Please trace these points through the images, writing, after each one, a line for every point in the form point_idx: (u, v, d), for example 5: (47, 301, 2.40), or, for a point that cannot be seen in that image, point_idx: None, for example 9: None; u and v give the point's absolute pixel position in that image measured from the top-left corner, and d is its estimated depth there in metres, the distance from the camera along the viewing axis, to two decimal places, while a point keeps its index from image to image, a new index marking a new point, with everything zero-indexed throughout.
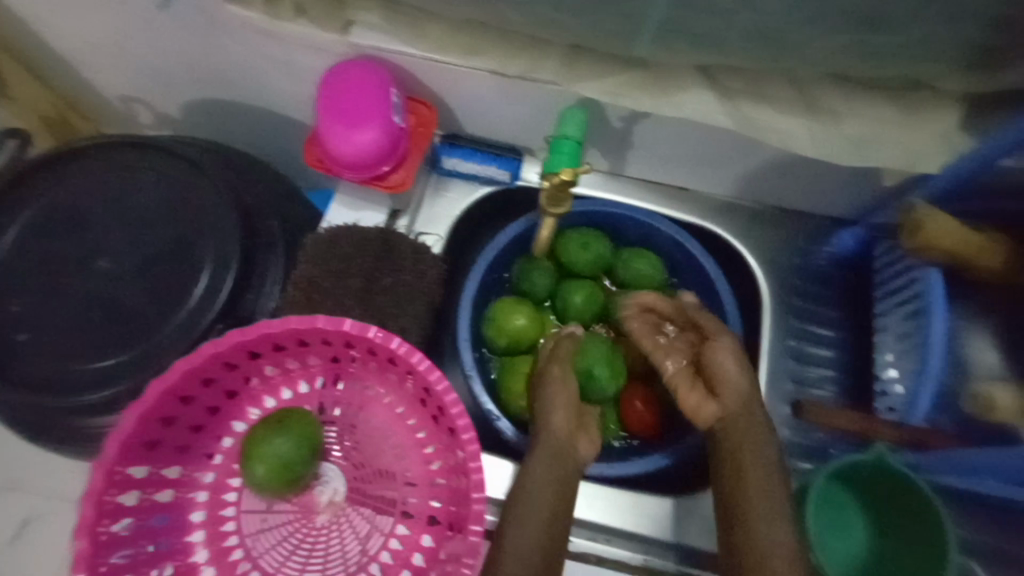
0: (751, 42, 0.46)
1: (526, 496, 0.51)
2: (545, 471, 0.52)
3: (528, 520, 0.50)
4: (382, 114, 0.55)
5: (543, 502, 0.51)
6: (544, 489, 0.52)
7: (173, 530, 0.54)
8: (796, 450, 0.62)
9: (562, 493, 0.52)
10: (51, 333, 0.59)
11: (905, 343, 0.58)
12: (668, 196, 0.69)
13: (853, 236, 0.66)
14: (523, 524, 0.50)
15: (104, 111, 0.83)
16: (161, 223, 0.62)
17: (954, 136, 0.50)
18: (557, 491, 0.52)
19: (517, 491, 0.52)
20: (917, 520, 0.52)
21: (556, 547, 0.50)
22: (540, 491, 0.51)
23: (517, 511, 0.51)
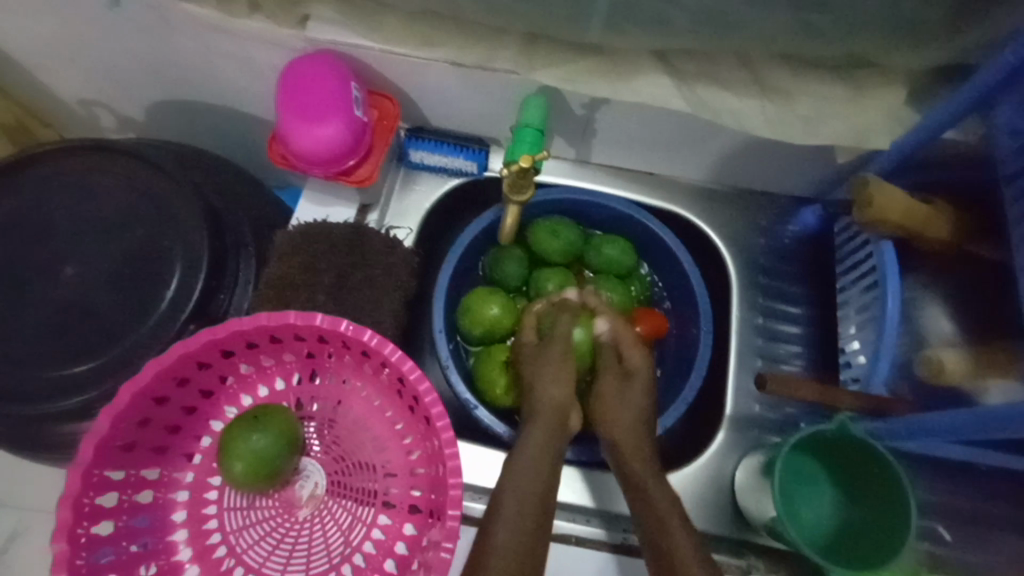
0: (701, 25, 0.47)
1: (517, 485, 0.52)
2: (533, 461, 0.53)
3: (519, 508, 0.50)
4: (342, 109, 0.55)
5: (529, 487, 0.52)
6: (534, 478, 0.52)
7: (155, 530, 0.55)
8: (767, 425, 0.63)
9: (548, 489, 0.52)
10: (20, 342, 0.59)
11: (865, 314, 0.60)
12: (634, 181, 0.70)
13: (812, 213, 0.69)
14: (513, 514, 0.50)
15: (66, 116, 0.82)
16: (127, 226, 0.62)
17: (900, 111, 0.53)
18: (542, 483, 0.52)
19: (510, 476, 0.52)
20: (882, 485, 0.53)
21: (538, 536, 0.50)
22: (529, 479, 0.52)
23: (509, 498, 0.51)
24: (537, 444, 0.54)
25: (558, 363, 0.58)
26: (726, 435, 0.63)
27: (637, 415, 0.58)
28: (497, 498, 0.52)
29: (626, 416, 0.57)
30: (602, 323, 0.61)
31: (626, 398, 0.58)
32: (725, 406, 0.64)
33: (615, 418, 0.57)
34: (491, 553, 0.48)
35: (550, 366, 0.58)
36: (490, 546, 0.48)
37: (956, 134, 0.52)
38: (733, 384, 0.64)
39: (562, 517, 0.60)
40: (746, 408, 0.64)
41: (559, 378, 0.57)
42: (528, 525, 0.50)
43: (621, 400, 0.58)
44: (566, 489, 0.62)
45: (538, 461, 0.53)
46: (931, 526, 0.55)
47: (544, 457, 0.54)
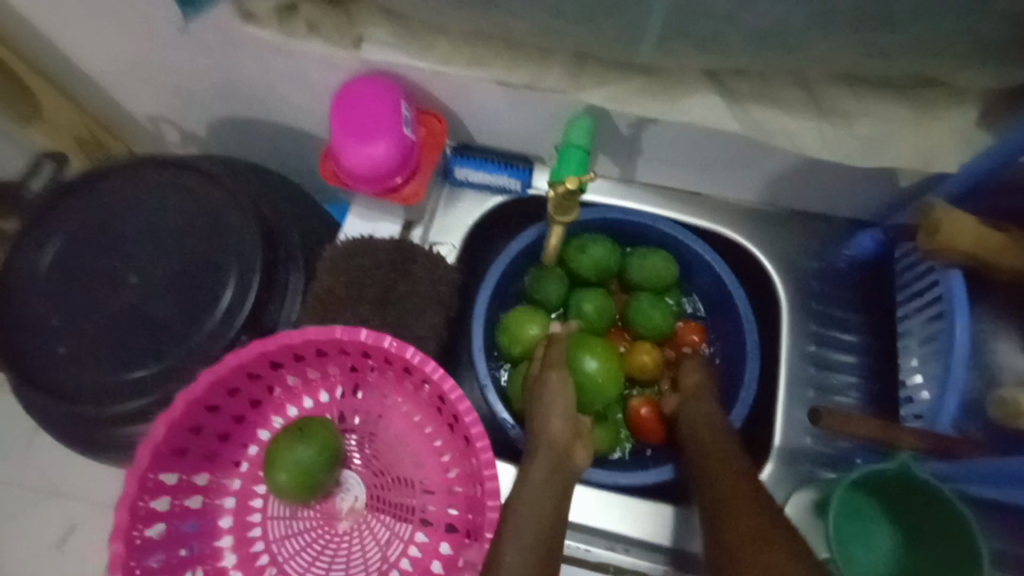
0: (755, 45, 0.45)
1: (519, 528, 0.47)
2: (535, 499, 0.48)
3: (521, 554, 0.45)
4: (392, 128, 0.57)
5: (539, 511, 0.48)
6: (541, 510, 0.48)
7: (203, 535, 0.57)
8: (817, 460, 0.60)
9: (551, 532, 0.47)
10: (87, 346, 0.62)
11: (930, 346, 0.56)
12: (680, 199, 0.69)
13: (871, 237, 0.65)
14: (523, 546, 0.45)
15: (136, 132, 0.87)
16: (186, 239, 0.65)
17: (973, 133, 0.49)
18: (544, 527, 0.47)
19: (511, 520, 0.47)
20: (949, 529, 0.50)
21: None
22: (530, 523, 0.47)
23: (514, 530, 0.47)
24: (538, 484, 0.50)
25: (563, 400, 0.54)
26: (775, 467, 0.60)
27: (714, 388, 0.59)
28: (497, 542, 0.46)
29: (698, 389, 0.59)
30: (590, 362, 0.57)
31: (699, 372, 0.60)
32: (773, 438, 0.61)
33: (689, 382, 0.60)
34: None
35: (558, 403, 0.54)
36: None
37: None
38: (783, 416, 0.62)
39: (599, 544, 0.59)
40: (796, 440, 0.61)
41: (565, 410, 0.54)
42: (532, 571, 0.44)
43: (694, 375, 0.60)
44: (603, 516, 0.60)
45: (538, 501, 0.48)
46: None
47: (547, 494, 0.49)
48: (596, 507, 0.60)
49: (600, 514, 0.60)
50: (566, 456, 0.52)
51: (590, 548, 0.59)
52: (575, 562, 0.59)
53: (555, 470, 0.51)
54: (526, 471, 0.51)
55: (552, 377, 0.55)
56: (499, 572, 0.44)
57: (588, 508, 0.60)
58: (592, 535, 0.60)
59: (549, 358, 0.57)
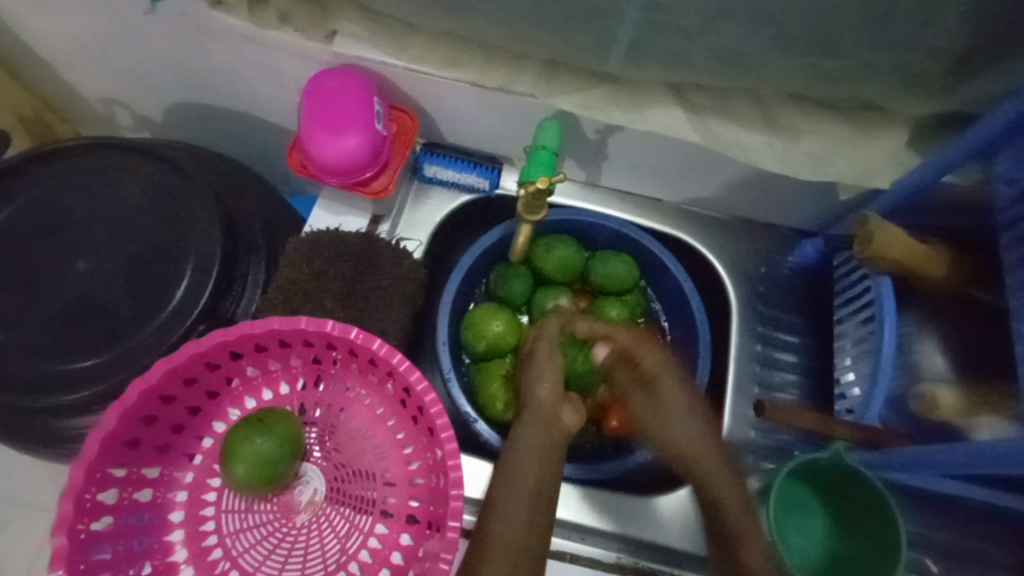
0: (715, 62, 0.49)
1: (509, 493, 0.51)
2: (524, 465, 0.53)
3: (507, 518, 0.50)
4: (364, 121, 0.57)
5: (529, 468, 0.53)
6: (530, 470, 0.52)
7: (152, 529, 0.55)
8: (761, 453, 0.64)
9: (540, 494, 0.52)
10: (28, 334, 0.59)
11: (862, 346, 0.61)
12: (640, 206, 0.72)
13: (813, 246, 0.70)
14: (512, 507, 0.51)
15: (85, 113, 0.83)
16: (141, 225, 0.63)
17: (903, 154, 0.55)
18: (534, 492, 0.52)
19: (500, 485, 0.52)
20: (873, 514, 0.54)
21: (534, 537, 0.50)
22: (518, 488, 0.51)
23: (504, 491, 0.52)
24: (528, 449, 0.53)
25: (552, 367, 0.57)
26: None
27: (710, 431, 0.56)
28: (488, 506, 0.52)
29: (688, 431, 0.56)
30: (578, 356, 0.60)
31: (682, 408, 0.57)
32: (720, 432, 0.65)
33: (667, 432, 0.56)
34: (489, 553, 0.48)
35: (547, 370, 0.57)
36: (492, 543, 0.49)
37: (955, 179, 0.55)
38: (730, 411, 0.65)
39: (557, 534, 0.61)
40: (741, 433, 0.65)
41: (554, 377, 0.57)
42: (519, 534, 0.49)
43: (676, 412, 0.56)
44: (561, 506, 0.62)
45: (527, 467, 0.52)
46: (922, 559, 0.56)
47: (534, 460, 0.53)
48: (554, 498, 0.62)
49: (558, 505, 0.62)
50: (555, 419, 0.55)
51: None
52: None
53: (545, 432, 0.54)
54: (516, 436, 0.54)
55: (541, 348, 0.58)
56: (494, 527, 0.50)
57: None
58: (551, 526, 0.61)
59: (541, 331, 0.60)
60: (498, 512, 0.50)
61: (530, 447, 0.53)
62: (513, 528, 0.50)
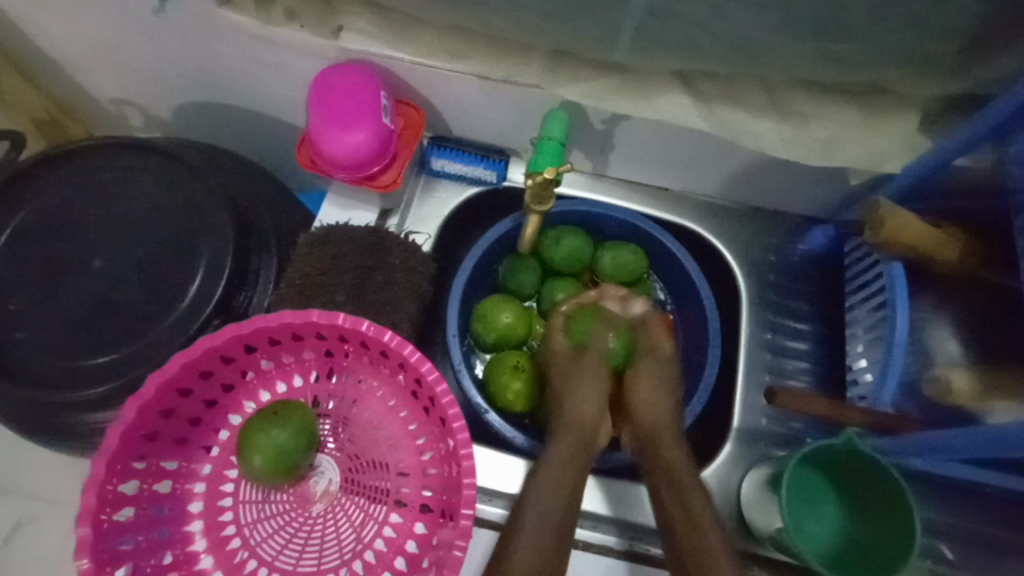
0: (723, 49, 0.48)
1: (540, 502, 0.52)
2: (559, 476, 0.54)
3: (540, 524, 0.51)
4: (372, 116, 0.57)
5: (562, 480, 0.54)
6: (564, 484, 0.54)
7: (172, 520, 0.56)
8: (773, 440, 0.64)
9: (569, 507, 0.53)
10: (48, 331, 0.61)
11: (874, 333, 0.61)
12: (648, 195, 0.72)
13: (824, 233, 0.70)
14: (540, 515, 0.52)
15: (97, 114, 0.85)
16: (155, 223, 0.64)
17: (915, 139, 0.54)
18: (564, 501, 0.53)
19: (532, 490, 0.53)
20: (888, 497, 0.53)
21: (561, 546, 0.51)
22: (550, 496, 0.53)
23: (534, 501, 0.53)
24: (559, 463, 0.55)
25: (595, 388, 0.60)
26: (733, 448, 0.64)
27: (670, 404, 0.60)
28: (518, 511, 0.53)
29: (658, 406, 0.59)
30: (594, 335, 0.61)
31: (658, 384, 0.61)
32: (732, 419, 0.65)
33: (642, 411, 0.60)
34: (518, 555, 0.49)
35: (592, 390, 0.59)
36: (518, 548, 0.50)
37: (967, 161, 0.54)
38: (742, 399, 0.65)
39: None
40: (753, 421, 0.65)
41: (589, 395, 0.59)
42: (549, 541, 0.51)
43: (651, 384, 0.61)
44: None
45: (561, 478, 0.54)
46: (936, 544, 0.56)
47: (567, 471, 0.55)
48: None
49: None
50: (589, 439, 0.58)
51: None
52: None
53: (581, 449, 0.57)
54: (551, 449, 0.56)
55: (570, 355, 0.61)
56: (520, 533, 0.51)
57: None
58: None
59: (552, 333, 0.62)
60: (529, 518, 0.51)
61: (564, 461, 0.55)
62: (537, 537, 0.51)
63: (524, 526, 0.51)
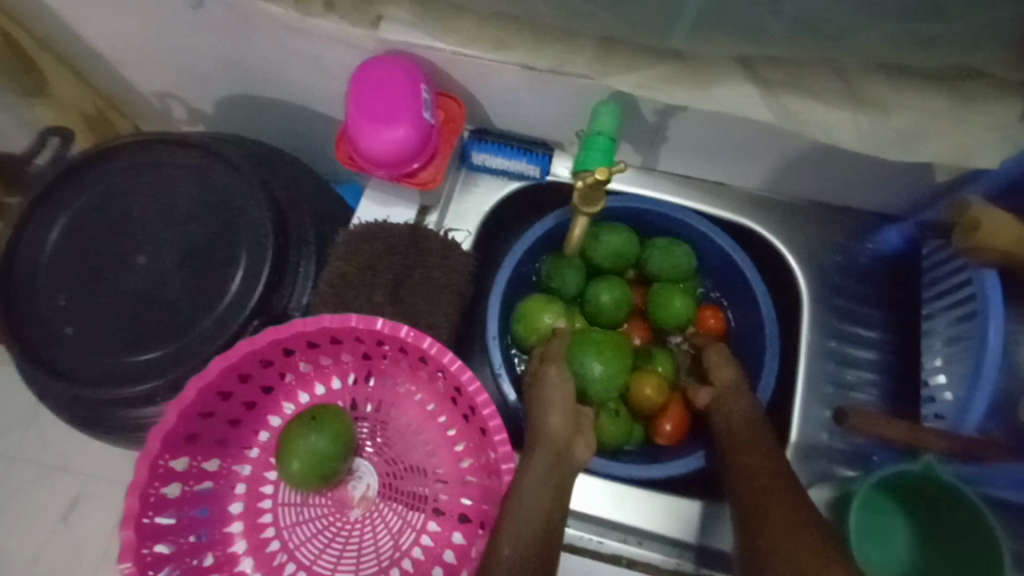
0: (797, 32, 0.43)
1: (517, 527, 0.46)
2: (534, 496, 0.48)
3: (518, 550, 0.45)
4: (411, 111, 0.55)
5: (535, 505, 0.47)
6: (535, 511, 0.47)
7: (213, 521, 0.56)
8: (835, 457, 0.60)
9: (549, 528, 0.47)
10: (94, 327, 0.61)
11: (955, 346, 0.55)
12: (701, 191, 0.68)
13: (898, 232, 0.64)
14: (511, 550, 0.45)
15: (141, 107, 0.85)
16: (196, 220, 0.64)
17: (1015, 129, 0.47)
18: (543, 523, 0.47)
19: (509, 514, 0.47)
20: (967, 530, 0.49)
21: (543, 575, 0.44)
22: (527, 520, 0.47)
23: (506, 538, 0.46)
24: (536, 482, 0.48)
25: (563, 394, 0.53)
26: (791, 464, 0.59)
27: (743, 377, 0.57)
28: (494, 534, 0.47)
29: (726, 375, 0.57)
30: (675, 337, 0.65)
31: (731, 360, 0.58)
32: (789, 433, 0.60)
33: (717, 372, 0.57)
34: None
35: (556, 397, 0.52)
36: None
37: None
38: (800, 411, 0.61)
39: (612, 537, 0.58)
40: (813, 436, 0.60)
41: (563, 406, 0.52)
42: (528, 569, 0.44)
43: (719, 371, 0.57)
44: (618, 509, 0.59)
45: (540, 499, 0.48)
46: None
47: (546, 491, 0.48)
48: (604, 499, 0.60)
49: (613, 507, 0.60)
50: (565, 448, 0.51)
51: (603, 540, 0.58)
52: (589, 555, 0.58)
53: (556, 463, 0.49)
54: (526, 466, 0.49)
55: (552, 371, 0.54)
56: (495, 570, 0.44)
57: (598, 498, 0.60)
58: (606, 528, 0.59)
59: (550, 352, 0.56)
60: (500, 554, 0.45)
61: (544, 479, 0.48)
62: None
63: (500, 556, 0.45)
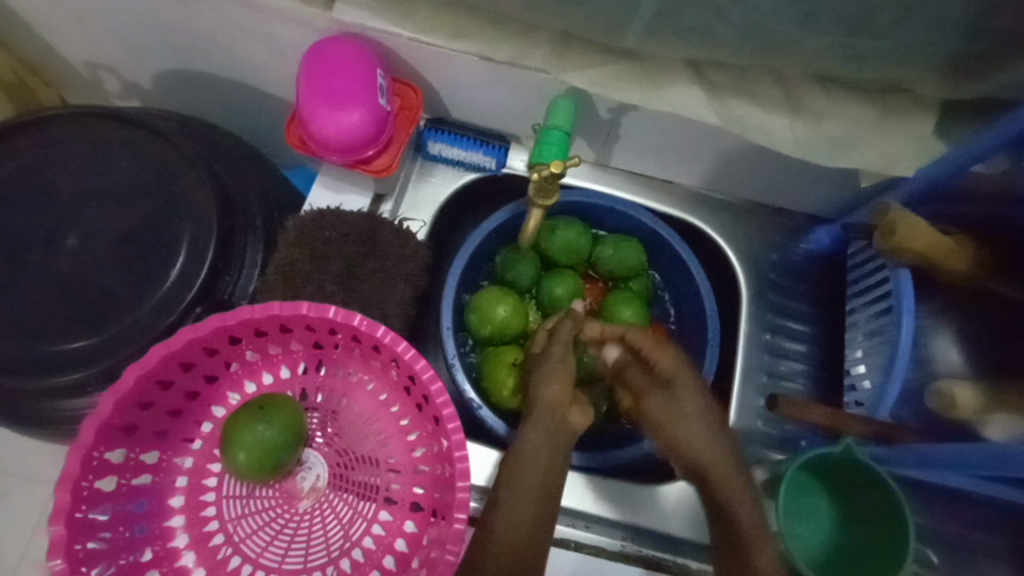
0: (744, 39, 0.46)
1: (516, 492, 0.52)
2: (530, 463, 0.53)
3: (515, 508, 0.51)
4: (367, 96, 0.54)
5: (531, 471, 0.52)
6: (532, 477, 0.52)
7: (152, 515, 0.54)
8: (767, 442, 0.64)
9: (546, 491, 0.52)
10: (16, 313, 0.57)
11: (874, 339, 0.60)
12: (651, 188, 0.70)
13: (828, 233, 0.69)
14: (509, 509, 0.51)
15: (69, 78, 0.79)
16: (133, 201, 0.60)
17: (932, 141, 0.52)
18: (540, 487, 0.52)
19: (509, 482, 0.52)
20: (882, 508, 0.54)
21: (538, 530, 0.51)
22: (524, 483, 0.52)
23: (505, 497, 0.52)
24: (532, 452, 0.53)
25: (563, 374, 0.55)
26: None
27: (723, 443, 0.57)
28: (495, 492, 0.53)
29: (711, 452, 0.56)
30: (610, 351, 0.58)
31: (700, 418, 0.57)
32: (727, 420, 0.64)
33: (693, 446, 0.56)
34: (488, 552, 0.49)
35: (558, 373, 0.54)
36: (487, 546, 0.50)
37: (982, 168, 0.52)
38: (737, 399, 0.65)
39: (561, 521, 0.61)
40: (748, 423, 0.64)
41: (563, 380, 0.54)
42: (524, 526, 0.51)
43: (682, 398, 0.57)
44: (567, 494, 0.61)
45: (535, 467, 0.53)
46: (923, 548, 0.56)
47: (541, 459, 0.53)
48: None
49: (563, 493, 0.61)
50: (561, 420, 0.54)
51: None
52: None
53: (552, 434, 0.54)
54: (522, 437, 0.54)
55: (555, 349, 0.55)
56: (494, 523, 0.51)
57: None
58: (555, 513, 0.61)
59: (556, 333, 0.56)
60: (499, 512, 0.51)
61: (539, 450, 0.53)
62: (510, 530, 0.50)
63: (499, 514, 0.51)
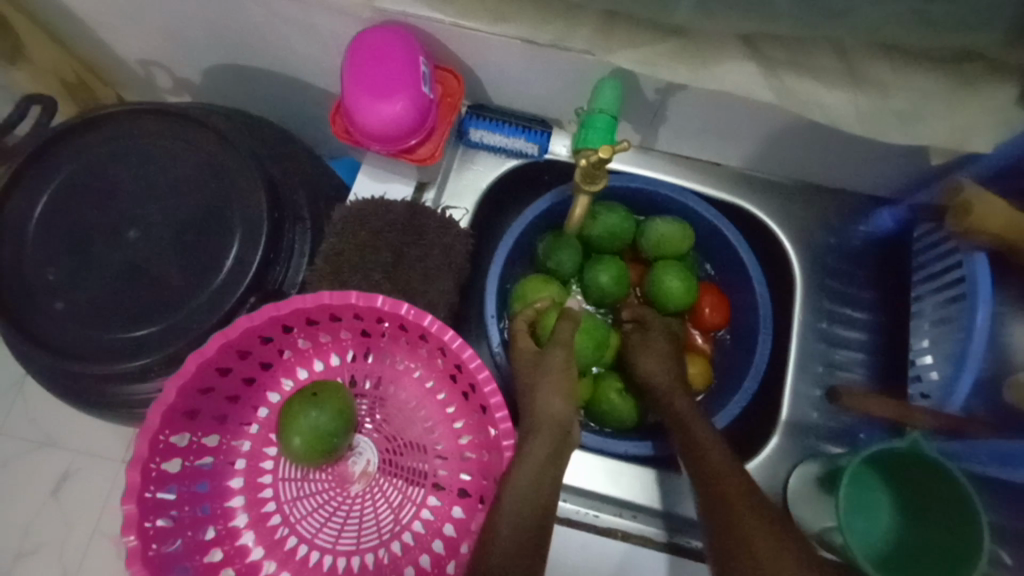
0: (804, 11, 0.43)
1: (513, 504, 0.47)
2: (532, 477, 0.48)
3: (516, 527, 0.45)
4: (410, 85, 0.54)
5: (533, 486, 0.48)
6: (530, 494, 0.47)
7: (214, 496, 0.56)
8: (822, 434, 0.62)
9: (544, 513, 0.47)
10: (85, 302, 0.60)
11: (943, 328, 0.56)
12: (699, 170, 0.68)
13: (891, 216, 0.64)
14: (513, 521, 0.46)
15: (126, 76, 0.82)
16: (187, 194, 0.62)
17: (1010, 113, 0.48)
18: (538, 507, 0.47)
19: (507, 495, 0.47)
20: (952, 506, 0.50)
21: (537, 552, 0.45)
22: (524, 500, 0.47)
23: (506, 517, 0.46)
24: (534, 467, 0.49)
25: (564, 379, 0.52)
26: (780, 440, 0.61)
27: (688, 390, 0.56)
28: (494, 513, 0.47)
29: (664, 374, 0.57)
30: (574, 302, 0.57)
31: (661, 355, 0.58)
32: (781, 411, 0.62)
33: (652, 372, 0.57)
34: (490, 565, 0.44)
35: (556, 383, 0.52)
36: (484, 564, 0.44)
37: None
38: (790, 389, 0.62)
39: (607, 510, 0.59)
40: (803, 414, 0.62)
41: (564, 390, 0.52)
42: (523, 545, 0.45)
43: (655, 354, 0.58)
44: (613, 484, 0.61)
45: (536, 483, 0.48)
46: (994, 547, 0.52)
47: (540, 475, 0.48)
48: (602, 475, 0.61)
49: (609, 482, 0.61)
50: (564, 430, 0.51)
51: (599, 514, 0.59)
52: (585, 528, 0.58)
53: (555, 447, 0.50)
54: (525, 451, 0.49)
55: (558, 355, 0.53)
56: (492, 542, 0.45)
57: (594, 475, 0.61)
58: (602, 502, 0.60)
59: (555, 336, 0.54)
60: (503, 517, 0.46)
61: (542, 464, 0.49)
62: (511, 548, 0.44)
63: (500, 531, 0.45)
